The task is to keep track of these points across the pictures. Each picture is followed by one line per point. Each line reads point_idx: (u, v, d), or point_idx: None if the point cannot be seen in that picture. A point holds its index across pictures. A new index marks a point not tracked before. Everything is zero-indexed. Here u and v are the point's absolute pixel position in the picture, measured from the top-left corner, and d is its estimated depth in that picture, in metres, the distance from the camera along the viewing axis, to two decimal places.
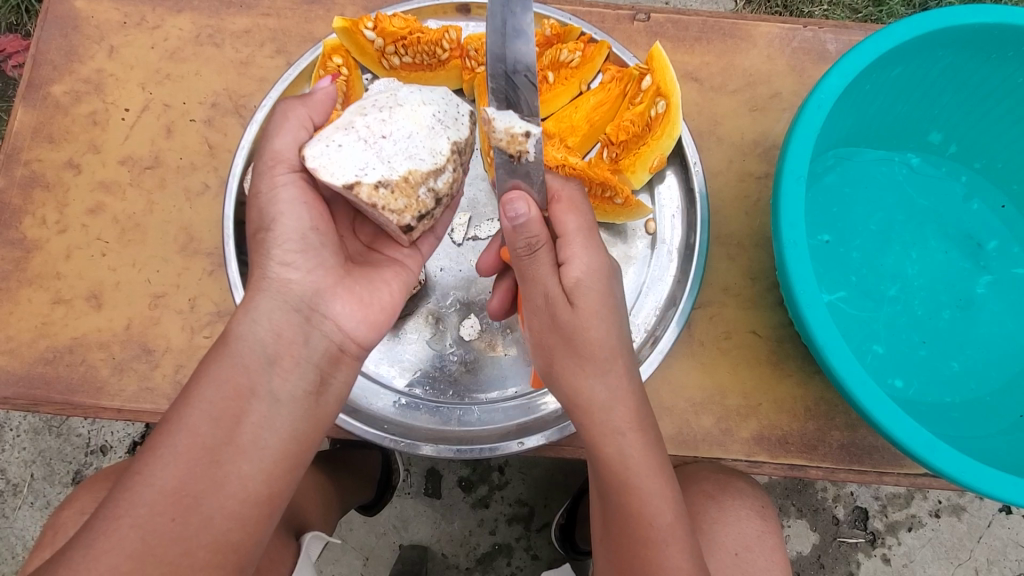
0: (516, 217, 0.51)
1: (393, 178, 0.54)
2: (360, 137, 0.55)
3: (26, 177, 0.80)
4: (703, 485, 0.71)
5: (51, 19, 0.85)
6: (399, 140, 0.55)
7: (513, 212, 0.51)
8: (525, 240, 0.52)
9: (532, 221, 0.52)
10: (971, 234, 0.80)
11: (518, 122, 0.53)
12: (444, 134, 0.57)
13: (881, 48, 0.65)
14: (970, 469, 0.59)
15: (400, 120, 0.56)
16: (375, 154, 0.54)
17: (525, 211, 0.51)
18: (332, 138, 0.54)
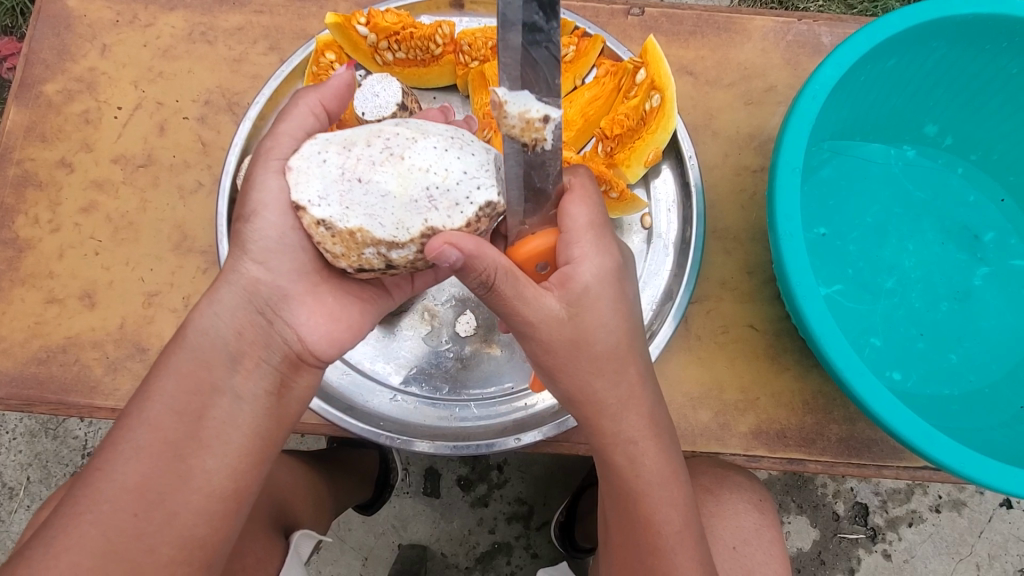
0: (453, 263, 0.47)
1: (341, 227, 0.50)
2: (345, 167, 0.51)
3: (19, 177, 0.79)
4: (700, 479, 0.71)
5: (44, 18, 0.84)
6: (372, 193, 0.50)
7: (445, 262, 0.47)
8: (476, 278, 0.48)
9: (470, 258, 0.46)
10: (969, 226, 0.79)
11: (535, 104, 0.45)
12: (425, 212, 0.51)
13: (875, 39, 0.65)
14: (970, 461, 0.59)
15: (388, 172, 0.51)
16: (339, 192, 0.50)
17: (459, 255, 0.46)
18: (326, 152, 0.52)
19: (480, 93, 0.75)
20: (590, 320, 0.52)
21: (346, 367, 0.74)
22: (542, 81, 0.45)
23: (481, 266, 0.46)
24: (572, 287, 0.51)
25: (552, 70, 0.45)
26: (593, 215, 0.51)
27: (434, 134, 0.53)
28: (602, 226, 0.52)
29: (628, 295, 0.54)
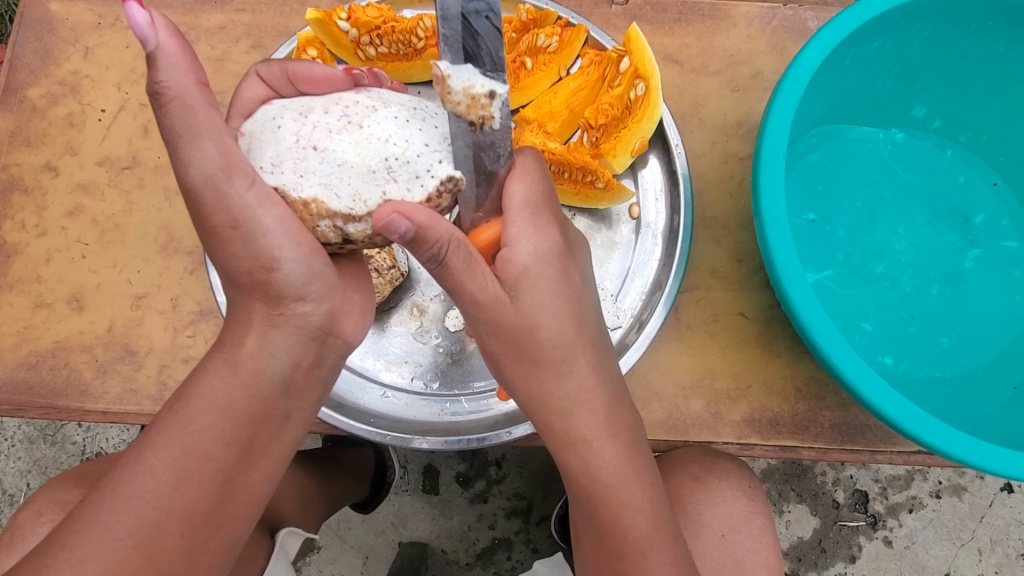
0: (404, 235, 0.44)
1: (293, 195, 0.49)
2: (300, 132, 0.50)
3: (4, 182, 0.79)
4: (689, 467, 0.70)
5: (27, 23, 0.84)
6: (328, 161, 0.49)
7: (396, 233, 0.44)
8: (428, 251, 0.45)
9: (424, 228, 0.44)
10: (959, 208, 0.79)
11: (478, 79, 0.45)
12: (380, 183, 0.50)
13: (858, 20, 0.64)
14: (961, 443, 0.58)
15: (345, 142, 0.50)
16: (294, 159, 0.49)
17: (411, 226, 0.44)
18: (283, 119, 0.51)
19: None
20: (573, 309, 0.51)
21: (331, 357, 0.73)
22: (485, 54, 0.45)
23: (432, 240, 0.45)
24: (510, 269, 0.50)
25: (495, 41, 0.44)
26: (530, 193, 0.51)
27: (393, 106, 0.52)
28: (540, 205, 0.52)
29: (574, 278, 0.53)
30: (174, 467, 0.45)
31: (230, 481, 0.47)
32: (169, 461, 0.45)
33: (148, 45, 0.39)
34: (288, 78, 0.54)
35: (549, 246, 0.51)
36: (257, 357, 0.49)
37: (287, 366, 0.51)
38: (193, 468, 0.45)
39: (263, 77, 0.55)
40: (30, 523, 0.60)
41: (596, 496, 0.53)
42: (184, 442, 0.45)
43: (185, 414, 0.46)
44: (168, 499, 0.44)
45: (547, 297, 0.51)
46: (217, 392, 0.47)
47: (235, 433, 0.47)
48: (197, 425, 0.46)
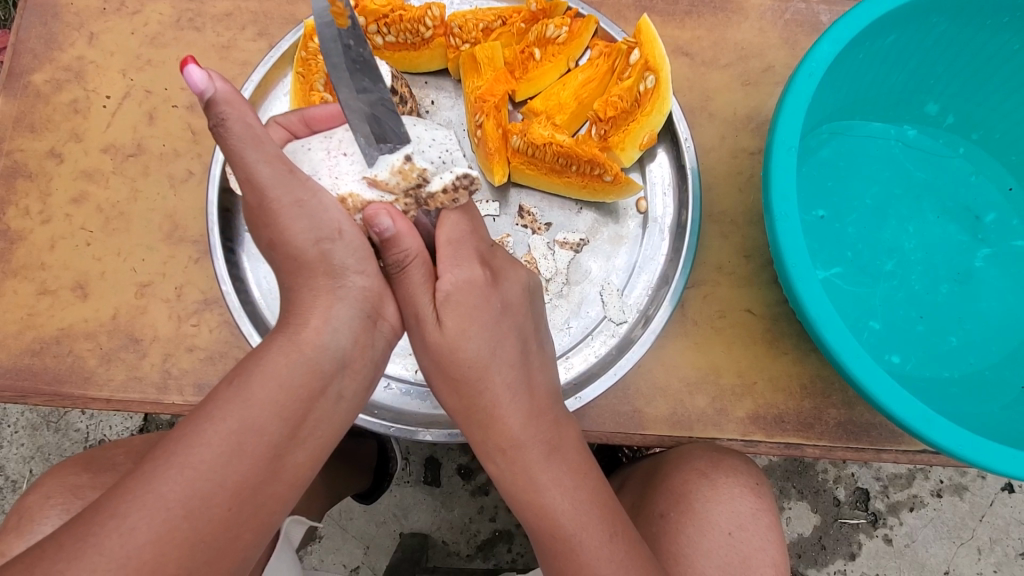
0: (382, 231, 0.50)
1: (338, 191, 0.53)
2: (326, 147, 0.54)
3: (9, 168, 0.79)
4: (695, 463, 0.69)
5: (31, 7, 0.83)
6: (357, 163, 0.54)
7: (378, 227, 0.50)
8: (394, 255, 0.52)
9: (399, 235, 0.51)
10: (969, 206, 0.78)
11: (393, 158, 0.53)
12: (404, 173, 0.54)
13: (873, 14, 0.63)
14: (968, 443, 0.58)
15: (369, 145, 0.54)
16: (327, 167, 0.53)
17: (391, 225, 0.50)
18: (310, 142, 0.55)
19: (472, 77, 0.74)
20: None
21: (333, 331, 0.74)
22: (390, 132, 0.53)
23: (401, 246, 0.52)
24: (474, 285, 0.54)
25: (393, 120, 0.53)
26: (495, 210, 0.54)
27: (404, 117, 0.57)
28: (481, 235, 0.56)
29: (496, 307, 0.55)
30: (228, 439, 0.43)
31: (280, 457, 0.45)
32: (225, 434, 0.43)
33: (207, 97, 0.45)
34: (306, 122, 0.58)
35: (469, 277, 0.54)
36: (315, 334, 0.48)
37: (347, 343, 0.50)
38: (247, 441, 0.44)
39: (281, 124, 0.57)
40: (33, 507, 0.60)
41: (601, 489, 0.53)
42: (241, 413, 0.44)
43: (244, 386, 0.45)
44: (220, 471, 0.42)
45: (476, 322, 0.53)
46: (278, 368, 0.46)
47: (292, 409, 0.46)
48: (257, 399, 0.45)
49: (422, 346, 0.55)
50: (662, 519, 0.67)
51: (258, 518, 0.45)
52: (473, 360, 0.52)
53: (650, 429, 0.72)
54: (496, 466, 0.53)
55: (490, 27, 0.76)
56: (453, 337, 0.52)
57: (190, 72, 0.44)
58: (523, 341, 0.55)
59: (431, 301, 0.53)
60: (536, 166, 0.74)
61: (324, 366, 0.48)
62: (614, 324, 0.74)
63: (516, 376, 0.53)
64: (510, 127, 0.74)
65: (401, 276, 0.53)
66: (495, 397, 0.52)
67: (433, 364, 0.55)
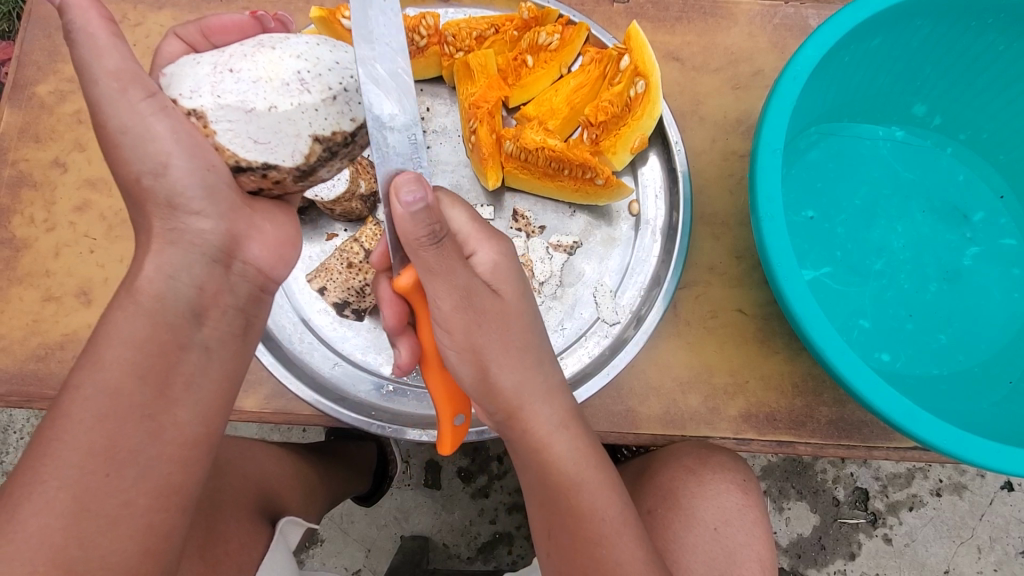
0: (413, 202, 0.46)
1: (185, 104, 0.46)
2: (211, 64, 0.48)
3: (14, 177, 0.81)
4: (683, 459, 0.70)
5: (35, 20, 0.85)
6: (243, 80, 0.47)
7: (409, 196, 0.45)
8: (429, 226, 0.47)
9: (432, 206, 0.47)
10: (958, 206, 0.79)
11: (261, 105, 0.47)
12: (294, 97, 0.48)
13: (856, 18, 0.64)
14: (955, 439, 0.58)
15: (259, 60, 0.47)
16: (211, 82, 0.46)
17: (421, 196, 0.46)
18: (200, 57, 0.49)
19: (466, 84, 0.76)
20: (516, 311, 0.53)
21: (336, 319, 0.76)
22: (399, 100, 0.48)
23: (436, 218, 0.47)
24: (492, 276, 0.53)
25: (405, 89, 0.48)
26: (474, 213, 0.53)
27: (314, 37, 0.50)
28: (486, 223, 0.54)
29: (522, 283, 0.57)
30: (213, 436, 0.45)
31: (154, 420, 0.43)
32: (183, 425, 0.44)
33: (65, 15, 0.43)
34: (204, 34, 0.58)
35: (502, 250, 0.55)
36: (154, 282, 0.45)
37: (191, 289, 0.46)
38: None
39: (180, 38, 0.57)
40: None
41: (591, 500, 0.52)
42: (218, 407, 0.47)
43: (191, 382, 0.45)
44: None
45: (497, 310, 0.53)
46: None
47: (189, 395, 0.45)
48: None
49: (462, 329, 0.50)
50: (650, 515, 0.68)
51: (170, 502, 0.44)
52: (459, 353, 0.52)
53: (643, 429, 0.73)
54: None
55: (483, 35, 0.78)
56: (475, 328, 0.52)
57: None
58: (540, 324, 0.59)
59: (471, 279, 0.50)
60: (530, 171, 0.75)
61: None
62: (607, 325, 0.75)
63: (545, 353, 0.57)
64: (504, 132, 0.74)
65: (438, 250, 0.47)
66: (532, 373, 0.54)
67: (468, 346, 0.51)
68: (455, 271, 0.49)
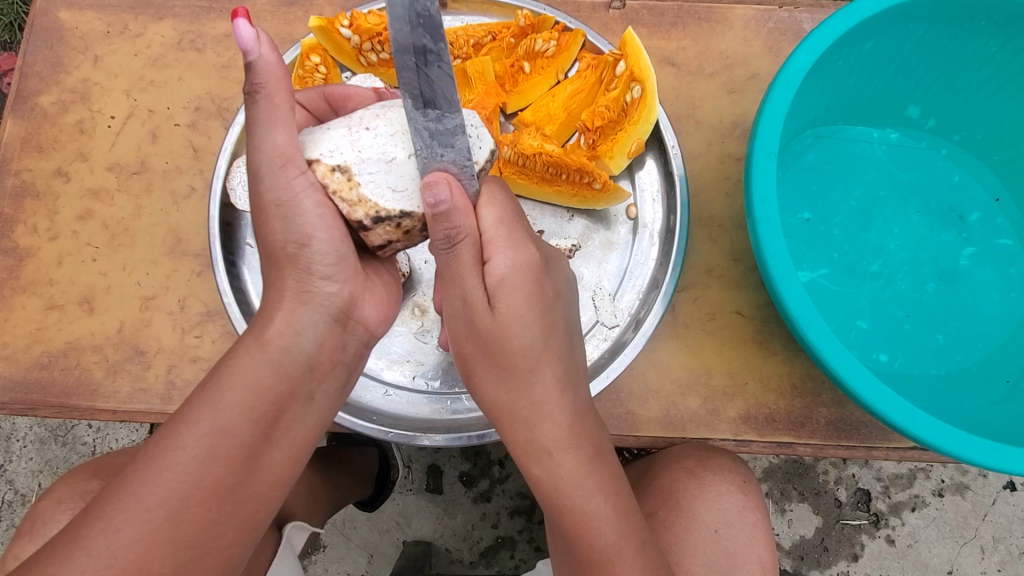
0: (438, 204, 0.46)
1: (328, 162, 0.50)
2: (345, 123, 0.52)
3: (17, 187, 0.81)
4: (684, 462, 0.70)
5: (37, 31, 0.86)
6: (381, 135, 0.51)
7: (434, 198, 0.46)
8: (445, 230, 0.48)
9: (454, 210, 0.47)
10: (953, 206, 0.80)
11: (394, 154, 0.51)
12: None
13: (850, 22, 0.65)
14: (953, 438, 0.58)
15: (392, 116, 0.52)
16: (350, 140, 0.51)
17: (448, 198, 0.46)
18: (328, 120, 0.52)
19: (464, 91, 0.77)
20: (523, 318, 0.51)
21: None
22: (441, 98, 0.46)
23: (453, 222, 0.47)
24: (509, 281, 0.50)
25: (449, 85, 0.45)
26: (502, 214, 0.52)
27: None
28: (513, 222, 0.52)
29: (546, 294, 0.54)
30: (214, 442, 0.45)
31: (253, 458, 0.47)
32: (196, 437, 0.45)
33: (250, 59, 0.45)
34: (325, 99, 0.60)
35: (525, 260, 0.52)
36: (283, 334, 0.50)
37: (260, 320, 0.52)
38: (229, 447, 0.46)
39: (303, 105, 0.60)
40: (43, 513, 0.62)
41: (592, 508, 0.52)
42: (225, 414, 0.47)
43: (211, 393, 0.47)
44: (206, 477, 0.45)
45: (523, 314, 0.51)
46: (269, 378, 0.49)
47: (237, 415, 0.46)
48: (236, 408, 0.47)
49: (468, 330, 0.52)
50: (651, 518, 0.69)
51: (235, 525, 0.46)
52: (477, 347, 0.53)
53: (643, 431, 0.73)
54: None
55: (480, 42, 0.78)
56: (501, 325, 0.51)
57: (242, 29, 0.43)
58: (564, 337, 0.56)
59: (480, 285, 0.50)
60: (528, 176, 0.76)
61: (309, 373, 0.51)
62: (607, 328, 0.75)
63: (559, 370, 0.53)
64: (502, 138, 0.75)
65: (450, 253, 0.49)
66: (534, 389, 0.52)
67: (475, 347, 0.53)
68: (464, 275, 0.50)
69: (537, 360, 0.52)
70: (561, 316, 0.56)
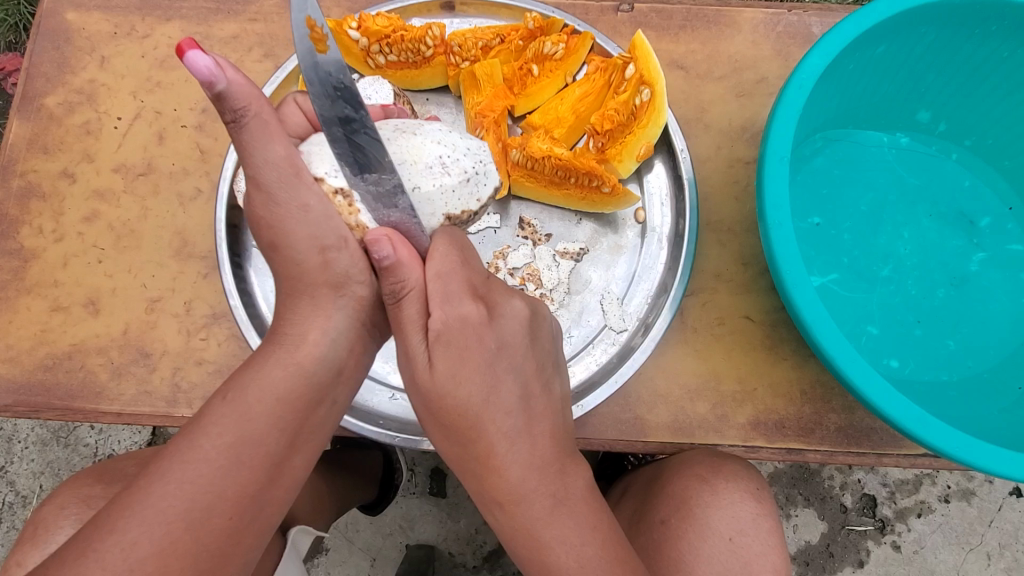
0: (382, 259, 0.49)
1: (332, 183, 0.53)
2: None
3: (23, 188, 0.81)
4: (696, 468, 0.70)
5: (44, 32, 0.86)
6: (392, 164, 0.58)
7: (377, 254, 0.48)
8: (390, 286, 0.50)
9: (398, 264, 0.49)
10: (964, 211, 0.80)
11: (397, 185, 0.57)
12: (437, 178, 0.60)
13: (862, 26, 0.65)
14: (966, 445, 0.58)
15: (404, 147, 0.59)
16: None
17: (391, 254, 0.49)
18: None
19: (472, 94, 0.77)
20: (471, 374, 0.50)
21: None
22: (373, 160, 0.51)
23: (399, 277, 0.50)
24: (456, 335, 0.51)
25: (378, 149, 0.51)
26: (444, 268, 0.53)
27: (438, 125, 0.63)
28: (452, 276, 0.53)
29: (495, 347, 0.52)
30: (221, 451, 0.45)
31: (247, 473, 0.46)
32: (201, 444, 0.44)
33: (217, 88, 0.42)
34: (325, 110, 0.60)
35: (463, 314, 0.51)
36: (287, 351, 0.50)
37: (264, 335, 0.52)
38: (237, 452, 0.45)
39: (301, 105, 0.59)
40: (48, 516, 0.62)
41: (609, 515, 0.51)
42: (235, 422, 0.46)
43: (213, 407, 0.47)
44: (214, 485, 0.44)
45: (469, 364, 0.50)
46: (275, 382, 0.48)
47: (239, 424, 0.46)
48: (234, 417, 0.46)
49: (414, 386, 0.52)
50: (663, 525, 0.68)
51: (246, 533, 0.46)
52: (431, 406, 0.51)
53: (651, 437, 0.72)
54: (496, 510, 0.52)
55: (488, 45, 0.78)
56: (444, 381, 0.50)
57: (194, 61, 0.40)
58: (518, 386, 0.52)
59: (422, 341, 0.51)
60: (536, 179, 0.76)
61: (319, 377, 0.51)
62: (615, 333, 0.75)
63: (506, 423, 0.50)
64: (510, 142, 0.75)
65: (396, 308, 0.51)
66: (480, 442, 0.50)
67: (423, 403, 0.53)
68: (409, 332, 0.52)
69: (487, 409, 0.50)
70: (515, 364, 0.52)
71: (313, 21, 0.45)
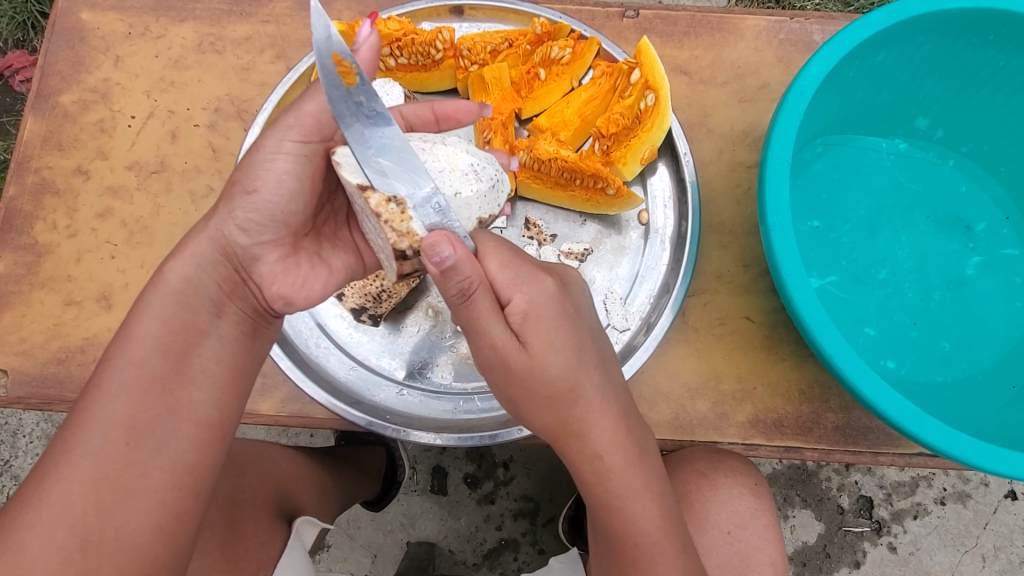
0: (441, 261, 0.47)
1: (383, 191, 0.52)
2: None
3: (37, 184, 0.83)
4: (694, 464, 0.72)
5: (59, 32, 0.88)
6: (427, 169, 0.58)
7: (436, 256, 0.47)
8: (457, 285, 0.49)
9: (460, 263, 0.48)
10: (960, 217, 0.81)
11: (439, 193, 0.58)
12: (472, 182, 0.60)
13: (862, 35, 0.66)
14: (961, 443, 0.59)
15: (437, 155, 0.59)
16: None
17: (451, 253, 0.47)
18: None
19: (480, 97, 0.79)
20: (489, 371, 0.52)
21: (351, 323, 0.78)
22: (408, 179, 0.53)
23: (463, 275, 0.48)
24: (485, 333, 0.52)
25: (412, 169, 0.53)
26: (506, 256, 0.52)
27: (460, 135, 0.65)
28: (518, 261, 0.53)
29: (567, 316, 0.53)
30: None
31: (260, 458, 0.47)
32: None
33: None
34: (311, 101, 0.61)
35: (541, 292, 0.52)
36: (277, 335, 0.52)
37: None
38: None
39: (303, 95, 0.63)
40: None
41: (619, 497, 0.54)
42: None
43: None
44: None
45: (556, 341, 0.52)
46: None
47: None
48: None
49: (508, 375, 0.54)
50: None
51: None
52: None
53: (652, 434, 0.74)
54: None
55: (497, 49, 0.80)
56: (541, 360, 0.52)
57: None
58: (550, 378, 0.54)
59: (507, 330, 0.51)
60: (542, 180, 0.77)
61: None
62: (618, 332, 0.77)
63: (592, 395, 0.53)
64: (517, 144, 0.77)
65: (467, 306, 0.50)
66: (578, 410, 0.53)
67: (522, 389, 0.55)
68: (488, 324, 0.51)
69: (575, 381, 0.53)
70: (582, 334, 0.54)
71: (339, 55, 0.49)
